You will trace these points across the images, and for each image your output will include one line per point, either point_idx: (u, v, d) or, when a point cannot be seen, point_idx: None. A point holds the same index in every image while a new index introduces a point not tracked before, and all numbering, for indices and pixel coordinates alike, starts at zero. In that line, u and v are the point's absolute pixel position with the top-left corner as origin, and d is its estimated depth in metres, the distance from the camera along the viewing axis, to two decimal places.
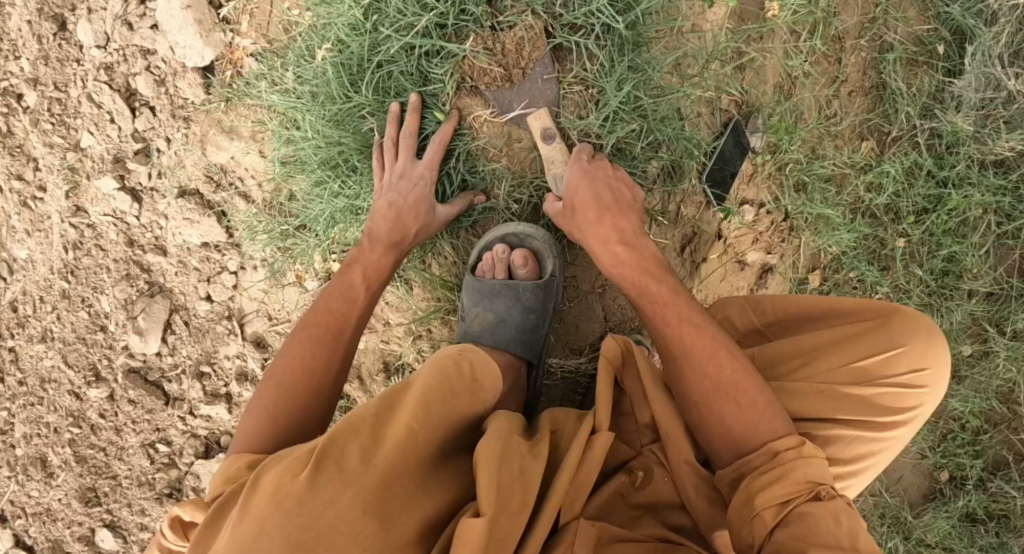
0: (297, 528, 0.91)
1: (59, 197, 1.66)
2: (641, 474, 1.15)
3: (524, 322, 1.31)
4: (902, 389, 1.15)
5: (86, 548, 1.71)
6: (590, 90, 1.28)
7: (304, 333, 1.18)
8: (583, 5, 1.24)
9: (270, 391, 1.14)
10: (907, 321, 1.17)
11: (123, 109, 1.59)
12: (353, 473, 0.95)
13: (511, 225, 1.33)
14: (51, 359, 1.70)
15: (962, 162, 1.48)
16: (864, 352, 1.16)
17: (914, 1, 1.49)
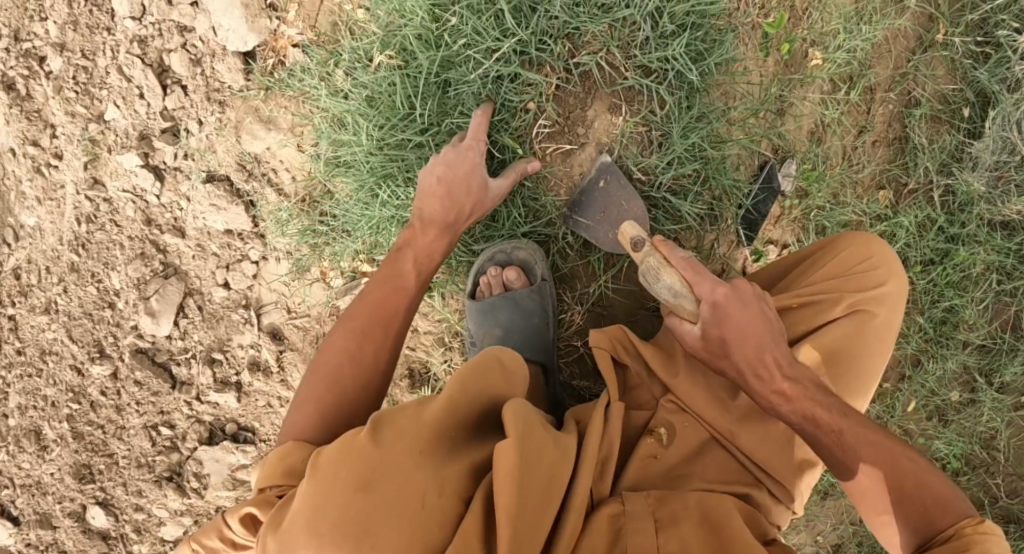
0: (362, 477, 0.93)
1: (76, 168, 1.60)
2: (663, 431, 1.15)
3: (530, 328, 1.34)
4: (867, 287, 1.20)
5: (75, 525, 1.68)
6: (653, 131, 1.34)
7: (356, 314, 1.20)
8: (658, 49, 1.30)
9: (318, 388, 1.15)
10: (848, 241, 1.26)
11: (154, 85, 1.55)
12: (403, 429, 0.98)
13: (493, 246, 1.36)
14: (53, 332, 1.65)
15: (973, 220, 1.56)
16: (824, 270, 1.24)
17: (944, 60, 1.56)
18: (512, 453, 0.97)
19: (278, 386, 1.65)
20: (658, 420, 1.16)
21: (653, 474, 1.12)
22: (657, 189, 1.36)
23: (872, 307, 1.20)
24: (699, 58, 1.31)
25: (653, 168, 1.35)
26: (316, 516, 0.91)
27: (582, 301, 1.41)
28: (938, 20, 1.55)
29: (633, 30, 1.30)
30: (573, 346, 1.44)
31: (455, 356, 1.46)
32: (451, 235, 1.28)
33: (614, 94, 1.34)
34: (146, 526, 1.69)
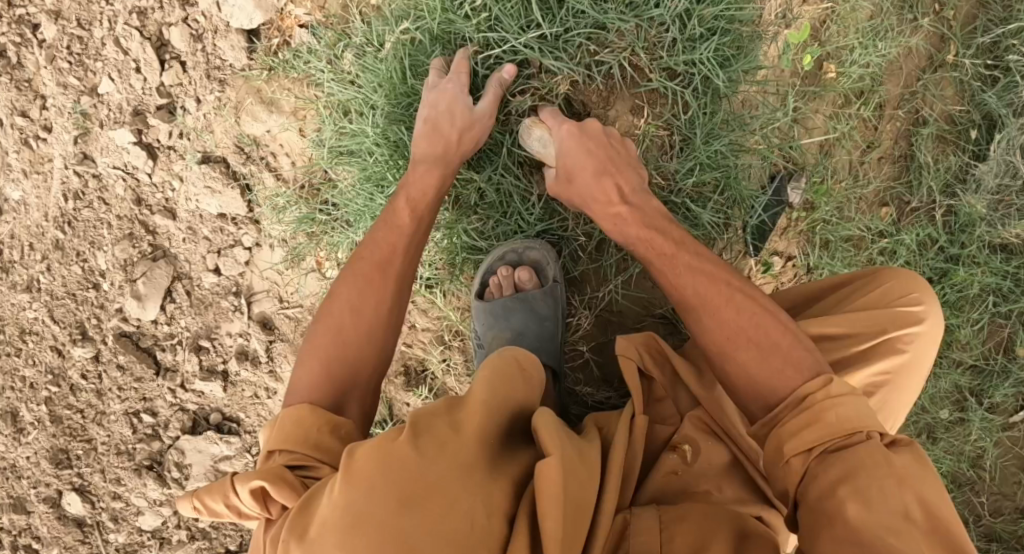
0: (403, 492, 0.87)
1: (65, 142, 1.55)
2: (687, 448, 1.14)
3: (542, 331, 1.31)
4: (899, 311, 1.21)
5: (50, 511, 1.63)
6: (674, 136, 1.32)
7: (353, 276, 1.15)
8: (684, 52, 1.28)
9: (326, 327, 1.12)
10: (892, 275, 1.25)
11: (152, 60, 1.50)
12: (445, 439, 0.93)
13: (505, 246, 1.34)
14: (34, 311, 1.60)
15: (974, 242, 1.56)
16: (862, 301, 1.23)
17: (953, 81, 1.57)
18: (555, 476, 0.93)
19: (266, 376, 1.60)
20: (682, 435, 1.15)
21: (671, 490, 1.12)
22: (677, 195, 1.35)
23: (902, 349, 1.19)
24: (726, 64, 1.31)
25: (672, 174, 1.33)
26: (355, 526, 0.85)
27: (591, 304, 1.39)
28: (948, 41, 1.56)
29: (660, 31, 1.27)
30: (579, 351, 1.41)
31: (453, 354, 1.43)
32: (444, 170, 1.23)
33: (637, 95, 1.31)
34: (123, 515, 1.64)
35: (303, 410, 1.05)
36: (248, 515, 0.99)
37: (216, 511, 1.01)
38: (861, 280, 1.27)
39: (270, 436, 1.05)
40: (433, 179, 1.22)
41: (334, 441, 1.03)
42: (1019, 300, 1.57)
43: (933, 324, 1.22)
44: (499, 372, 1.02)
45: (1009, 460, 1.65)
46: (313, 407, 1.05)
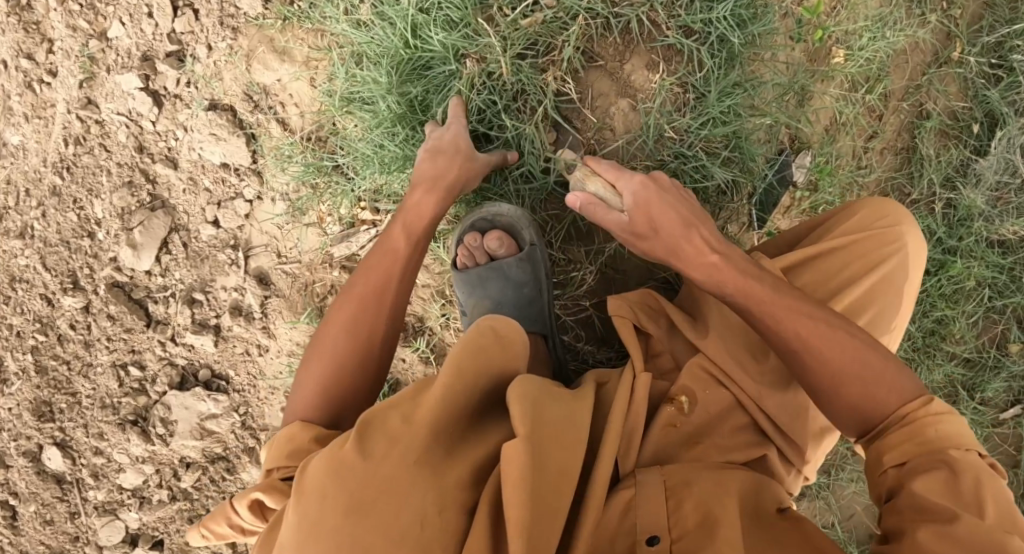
0: (351, 500, 0.90)
1: (70, 86, 1.54)
2: (685, 399, 1.12)
3: (520, 298, 1.31)
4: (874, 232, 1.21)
5: (29, 465, 1.60)
6: (687, 93, 1.33)
7: (347, 306, 1.17)
8: (701, 10, 1.30)
9: (324, 357, 1.15)
10: (866, 205, 1.26)
11: (164, 5, 1.48)
12: (397, 435, 0.95)
13: (476, 213, 1.33)
14: (26, 259, 1.57)
15: (972, 235, 1.58)
16: (841, 231, 1.24)
17: (957, 77, 1.60)
18: (520, 457, 0.92)
19: (258, 333, 1.57)
20: (679, 385, 1.14)
21: (674, 443, 1.11)
22: (689, 149, 1.34)
23: (887, 267, 1.20)
24: (742, 26, 1.32)
25: (684, 130, 1.34)
26: (309, 535, 0.89)
27: (595, 258, 1.38)
28: (955, 38, 1.59)
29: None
30: (581, 306, 1.41)
31: (453, 310, 1.41)
32: (437, 197, 1.24)
33: (654, 51, 1.32)
34: (104, 471, 1.61)
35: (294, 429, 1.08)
36: (250, 529, 1.11)
37: (223, 534, 1.14)
38: (838, 215, 1.27)
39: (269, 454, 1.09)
40: (426, 208, 1.23)
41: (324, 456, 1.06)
42: (1014, 295, 1.58)
43: (914, 242, 1.22)
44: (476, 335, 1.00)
45: (997, 455, 1.66)
46: (302, 425, 1.08)
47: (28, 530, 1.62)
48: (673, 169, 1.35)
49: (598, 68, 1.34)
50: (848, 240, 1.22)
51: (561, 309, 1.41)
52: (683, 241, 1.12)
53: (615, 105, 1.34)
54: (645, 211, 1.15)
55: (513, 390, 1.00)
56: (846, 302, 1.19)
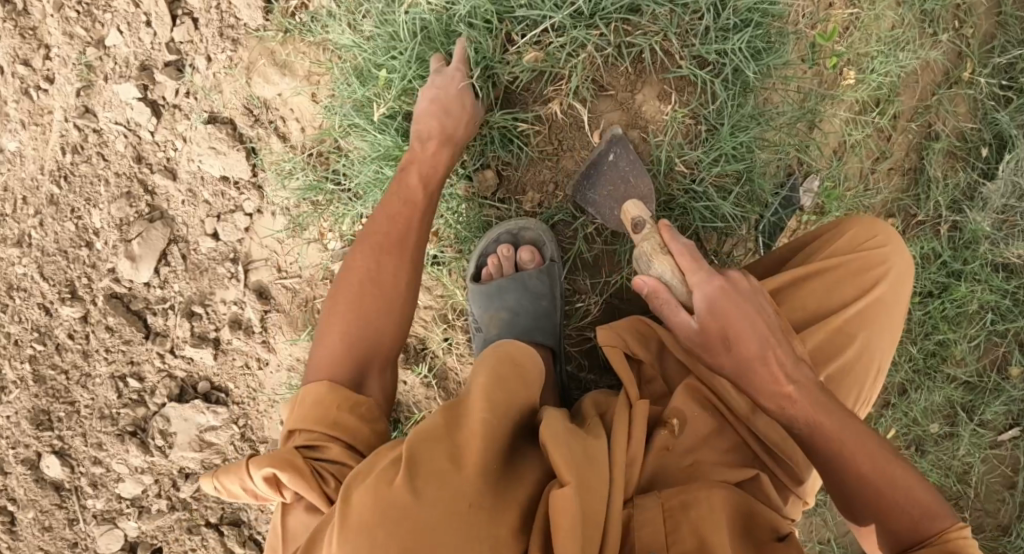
0: (405, 539, 0.88)
1: (67, 94, 1.51)
2: (677, 421, 1.11)
3: (537, 310, 1.27)
4: (859, 259, 1.21)
5: (27, 473, 1.60)
6: (699, 125, 1.31)
7: (364, 255, 1.16)
8: (717, 41, 1.27)
9: (341, 300, 1.13)
10: (853, 222, 1.26)
11: (163, 14, 1.45)
12: (444, 471, 0.94)
13: (498, 227, 1.31)
14: (23, 267, 1.56)
15: (977, 259, 1.57)
16: (828, 252, 1.23)
17: (966, 98, 1.58)
18: (570, 504, 0.92)
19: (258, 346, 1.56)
20: (672, 408, 1.12)
21: (670, 467, 1.08)
22: (700, 184, 1.33)
23: (875, 289, 1.20)
24: (757, 57, 1.29)
25: (695, 163, 1.32)
26: None
27: (602, 290, 1.35)
28: (966, 58, 1.57)
29: (693, 19, 1.27)
30: (586, 337, 1.38)
31: (456, 334, 1.39)
32: (447, 150, 1.24)
33: (666, 81, 1.30)
34: (103, 481, 1.60)
35: (322, 390, 1.06)
36: (265, 497, 1.03)
37: (234, 492, 1.05)
38: (828, 235, 1.26)
39: (292, 410, 1.07)
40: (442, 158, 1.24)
41: (353, 418, 1.05)
42: (1017, 320, 1.58)
43: (899, 260, 1.22)
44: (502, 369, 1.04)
45: (995, 476, 1.65)
46: (330, 386, 1.05)
47: (25, 536, 1.61)
48: (683, 203, 1.34)
49: (605, 100, 1.31)
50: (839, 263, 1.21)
51: (566, 339, 1.38)
52: (759, 364, 1.05)
53: (624, 136, 1.32)
54: (718, 318, 1.05)
55: (547, 431, 1.01)
56: (837, 326, 1.17)
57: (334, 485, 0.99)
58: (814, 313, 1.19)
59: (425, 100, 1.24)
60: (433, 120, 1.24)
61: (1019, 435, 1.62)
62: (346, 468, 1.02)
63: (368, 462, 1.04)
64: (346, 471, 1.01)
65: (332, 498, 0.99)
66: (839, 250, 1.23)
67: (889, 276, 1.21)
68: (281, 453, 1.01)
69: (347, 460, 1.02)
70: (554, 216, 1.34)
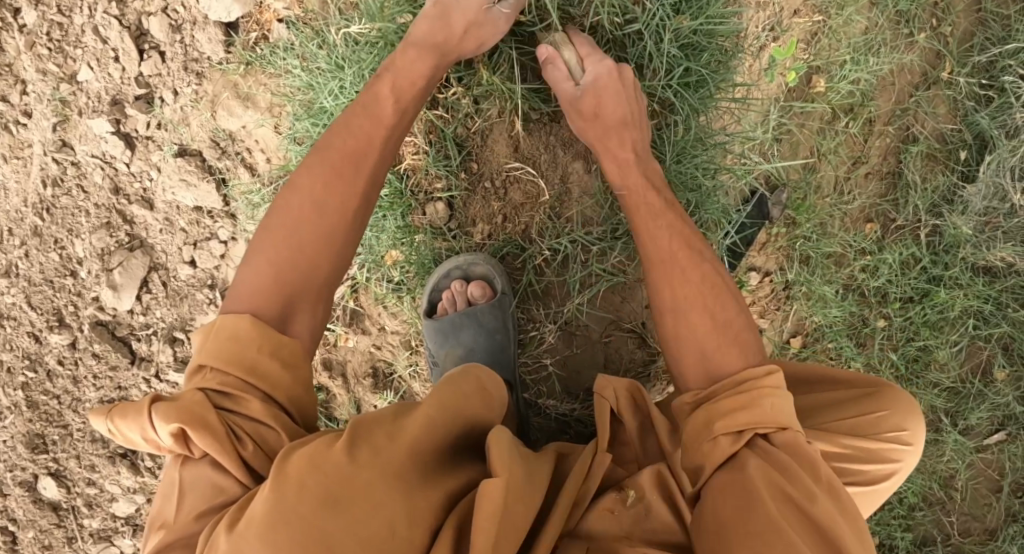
0: (331, 499, 0.91)
1: (44, 128, 1.56)
2: (633, 493, 1.08)
3: (493, 344, 1.29)
4: (883, 446, 1.19)
5: (26, 494, 1.65)
6: (649, 154, 1.33)
7: (321, 165, 1.15)
8: (662, 65, 1.27)
9: (286, 221, 1.13)
10: (895, 396, 1.22)
11: (130, 49, 1.50)
12: (385, 446, 0.97)
13: (449, 261, 1.33)
14: (11, 297, 1.60)
15: (956, 264, 1.54)
16: (854, 418, 1.20)
17: (946, 99, 1.54)
18: (497, 495, 0.96)
19: None
20: (634, 482, 1.08)
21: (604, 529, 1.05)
22: None
23: (875, 484, 1.19)
24: (702, 83, 1.30)
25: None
26: (277, 522, 0.89)
27: (556, 318, 1.36)
28: (944, 58, 1.53)
29: (637, 43, 1.27)
30: (543, 365, 1.38)
31: (421, 361, 1.41)
32: (436, 59, 1.22)
33: None
34: (98, 501, 1.65)
35: (241, 323, 1.06)
36: (167, 448, 1.02)
37: (134, 440, 1.04)
38: (865, 394, 1.23)
39: (202, 344, 1.07)
40: (421, 69, 1.21)
41: (274, 364, 1.07)
42: (1000, 323, 1.55)
43: (913, 460, 1.22)
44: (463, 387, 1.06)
45: (981, 482, 1.63)
46: (251, 321, 1.06)
47: None
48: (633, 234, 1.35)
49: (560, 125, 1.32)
50: (852, 432, 1.19)
51: (521, 368, 1.38)
52: (671, 261, 1.14)
53: (570, 166, 1.32)
54: (597, 94, 1.21)
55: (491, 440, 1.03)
56: None
57: (251, 449, 1.01)
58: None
59: (426, 19, 1.22)
60: (419, 70, 1.21)
61: (1005, 439, 1.59)
62: (261, 428, 1.03)
63: (285, 424, 1.05)
64: (265, 437, 1.03)
65: (246, 460, 1.01)
66: (852, 413, 1.21)
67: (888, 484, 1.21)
68: (185, 402, 1.02)
69: (267, 419, 1.04)
70: (506, 249, 1.35)
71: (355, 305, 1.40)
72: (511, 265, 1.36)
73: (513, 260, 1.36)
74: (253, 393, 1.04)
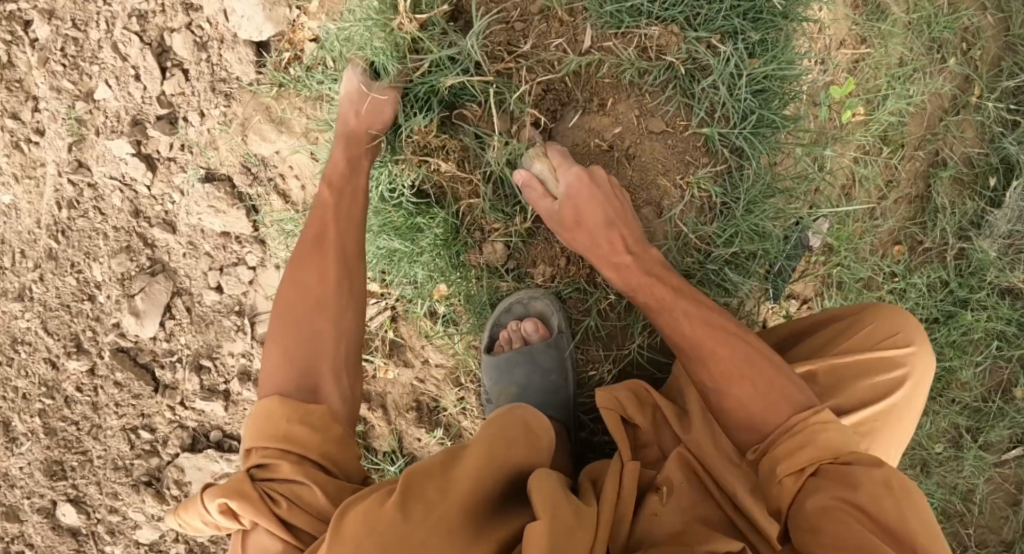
0: (385, 552, 0.92)
1: (58, 148, 1.49)
2: (666, 487, 1.15)
3: (546, 384, 1.32)
4: (885, 355, 1.22)
5: (44, 521, 1.60)
6: (713, 200, 1.34)
7: (297, 260, 1.19)
8: (737, 113, 1.31)
9: (283, 317, 1.15)
10: (876, 313, 1.26)
11: (152, 68, 1.44)
12: (432, 505, 0.96)
13: (510, 298, 1.35)
14: (27, 322, 1.54)
15: (984, 286, 1.56)
16: (852, 341, 1.23)
17: (974, 123, 1.55)
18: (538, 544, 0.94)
19: None
20: (663, 476, 1.16)
21: (658, 532, 1.11)
22: (712, 261, 1.36)
23: (893, 396, 1.21)
24: (771, 130, 1.33)
25: (711, 238, 1.35)
26: None
27: (615, 360, 1.37)
28: (974, 82, 1.54)
29: (711, 92, 1.30)
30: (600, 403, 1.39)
31: (468, 398, 1.43)
32: (351, 141, 1.25)
33: (688, 151, 1.33)
34: (120, 528, 1.61)
35: (273, 405, 1.07)
36: (225, 526, 1.03)
37: (197, 527, 1.06)
38: (854, 317, 1.27)
39: (248, 431, 1.09)
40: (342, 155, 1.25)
41: (303, 429, 1.05)
42: (1022, 344, 1.59)
43: (922, 362, 1.23)
44: (496, 431, 1.02)
45: (998, 495, 1.67)
46: (281, 401, 1.07)
47: None
48: (699, 278, 1.37)
49: (629, 166, 1.33)
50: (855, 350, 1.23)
51: (581, 406, 1.40)
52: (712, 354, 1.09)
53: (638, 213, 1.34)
54: (702, 335, 1.10)
55: (532, 482, 1.01)
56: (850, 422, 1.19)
57: (285, 507, 1.01)
58: (842, 401, 1.19)
59: (341, 113, 1.26)
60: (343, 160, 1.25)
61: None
62: (296, 487, 1.03)
63: (316, 477, 1.03)
64: (301, 492, 1.02)
65: (282, 517, 1.01)
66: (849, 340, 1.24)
67: (908, 391, 1.23)
68: (230, 479, 1.04)
69: (296, 476, 1.03)
70: (568, 294, 1.36)
71: (395, 337, 1.43)
72: (573, 309, 1.37)
73: (576, 304, 1.37)
74: (293, 455, 1.05)
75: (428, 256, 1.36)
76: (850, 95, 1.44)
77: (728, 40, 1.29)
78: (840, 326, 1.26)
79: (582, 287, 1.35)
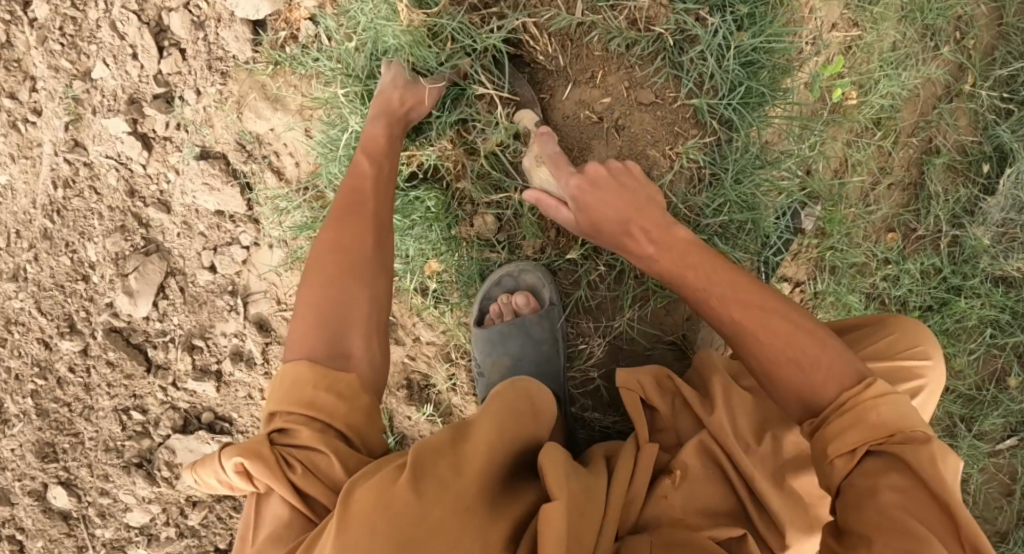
0: (404, 530, 0.90)
1: (55, 127, 1.50)
2: (680, 473, 1.09)
3: (539, 355, 1.33)
4: (902, 363, 1.23)
5: (34, 504, 1.59)
6: (703, 170, 1.37)
7: (324, 229, 1.18)
8: (726, 86, 1.33)
9: (315, 280, 1.14)
10: (896, 324, 1.27)
11: (150, 46, 1.45)
12: (447, 480, 0.95)
13: (501, 269, 1.36)
14: (20, 301, 1.54)
15: (978, 274, 1.56)
16: (872, 348, 1.23)
17: (967, 111, 1.56)
18: (557, 520, 0.94)
19: (260, 378, 1.56)
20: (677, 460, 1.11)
21: (666, 517, 1.07)
22: (703, 229, 1.39)
23: (907, 403, 1.22)
24: (761, 104, 1.36)
25: (700, 208, 1.38)
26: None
27: (605, 332, 1.39)
28: (967, 70, 1.55)
29: (699, 63, 1.33)
30: (590, 378, 1.41)
31: (460, 373, 1.44)
32: (384, 121, 1.27)
33: (683, 123, 1.36)
34: (111, 511, 1.60)
35: (299, 370, 1.06)
36: (239, 487, 1.04)
37: (211, 485, 1.06)
38: (871, 324, 1.28)
39: (270, 395, 1.08)
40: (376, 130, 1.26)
41: (330, 397, 1.05)
42: (1016, 333, 1.58)
43: (935, 375, 1.25)
44: (507, 407, 1.04)
45: (993, 486, 1.66)
46: (310, 366, 1.06)
47: None
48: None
49: (619, 136, 1.36)
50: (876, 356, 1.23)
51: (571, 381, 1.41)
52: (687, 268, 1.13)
53: None
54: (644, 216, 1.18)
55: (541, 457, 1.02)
56: None
57: (301, 474, 1.00)
58: None
59: (380, 92, 1.28)
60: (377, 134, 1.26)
61: (1017, 444, 1.63)
62: (313, 455, 1.02)
63: (336, 447, 1.03)
64: (319, 461, 1.01)
65: (297, 485, 1.00)
66: (868, 347, 1.24)
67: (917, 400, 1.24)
68: (249, 440, 1.03)
69: (317, 444, 1.02)
70: (557, 265, 1.39)
71: (388, 314, 1.43)
72: (564, 281, 1.39)
73: (567, 275, 1.39)
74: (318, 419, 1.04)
75: (420, 226, 1.37)
76: (841, 76, 1.45)
77: (716, 13, 1.32)
78: (860, 333, 1.27)
79: (573, 259, 1.37)
